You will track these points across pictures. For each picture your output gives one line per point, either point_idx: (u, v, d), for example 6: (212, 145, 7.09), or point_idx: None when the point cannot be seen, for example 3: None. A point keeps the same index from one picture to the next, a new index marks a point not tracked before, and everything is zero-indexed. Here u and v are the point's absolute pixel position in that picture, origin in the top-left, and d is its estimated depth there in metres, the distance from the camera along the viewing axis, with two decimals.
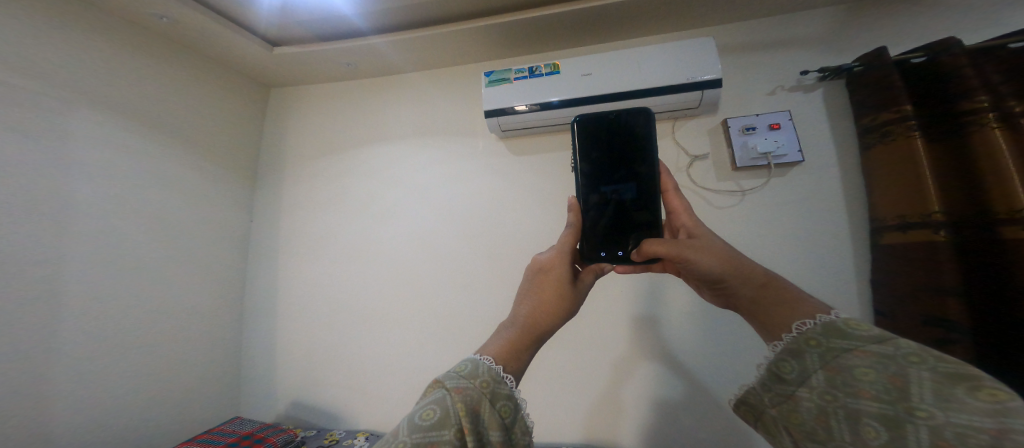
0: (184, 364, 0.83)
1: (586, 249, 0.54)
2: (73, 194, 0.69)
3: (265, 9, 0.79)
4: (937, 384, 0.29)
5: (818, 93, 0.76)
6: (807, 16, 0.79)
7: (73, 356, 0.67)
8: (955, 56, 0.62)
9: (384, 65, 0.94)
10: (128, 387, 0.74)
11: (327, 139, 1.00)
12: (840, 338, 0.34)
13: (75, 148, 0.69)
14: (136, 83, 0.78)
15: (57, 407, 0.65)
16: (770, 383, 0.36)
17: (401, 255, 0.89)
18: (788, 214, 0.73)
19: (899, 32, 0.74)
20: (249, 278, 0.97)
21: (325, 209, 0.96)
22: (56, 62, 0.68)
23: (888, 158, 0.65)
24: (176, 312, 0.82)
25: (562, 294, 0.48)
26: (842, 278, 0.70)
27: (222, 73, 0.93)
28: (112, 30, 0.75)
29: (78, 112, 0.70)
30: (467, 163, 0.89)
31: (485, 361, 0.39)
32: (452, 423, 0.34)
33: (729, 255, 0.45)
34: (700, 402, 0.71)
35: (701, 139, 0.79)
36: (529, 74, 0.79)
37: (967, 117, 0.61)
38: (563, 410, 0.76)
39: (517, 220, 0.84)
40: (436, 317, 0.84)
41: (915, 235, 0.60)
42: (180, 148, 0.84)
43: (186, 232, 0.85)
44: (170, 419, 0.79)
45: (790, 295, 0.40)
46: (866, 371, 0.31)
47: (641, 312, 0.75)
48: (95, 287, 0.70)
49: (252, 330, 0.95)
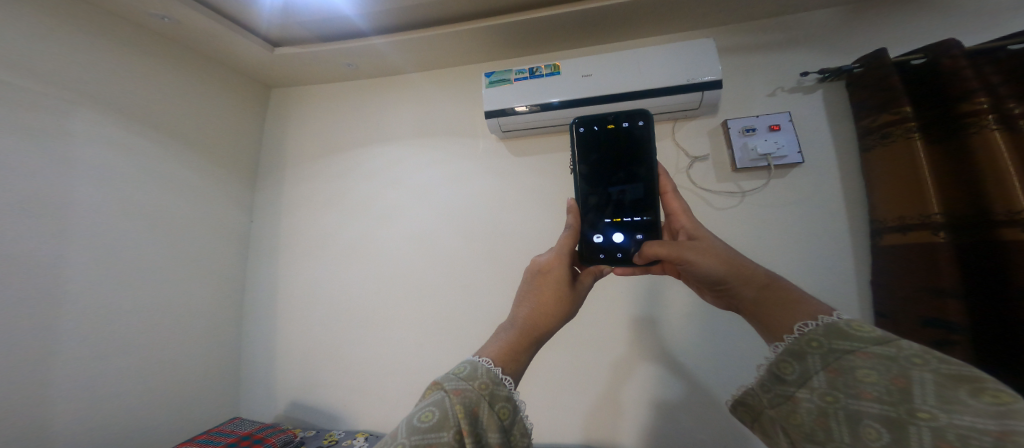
0: (185, 364, 0.83)
1: (586, 251, 0.54)
2: (74, 195, 0.69)
3: (267, 9, 0.79)
4: (939, 385, 0.29)
5: (817, 94, 0.76)
6: (806, 18, 0.79)
7: (74, 355, 0.68)
8: (954, 57, 0.62)
9: (384, 65, 0.95)
10: (128, 386, 0.74)
11: (328, 139, 1.00)
12: (841, 340, 0.34)
13: (76, 148, 0.69)
14: (137, 84, 0.78)
15: (57, 406, 0.65)
16: (770, 384, 0.36)
17: (401, 255, 0.89)
18: (788, 215, 0.74)
19: (899, 34, 0.74)
20: (250, 277, 0.98)
21: (326, 210, 0.96)
22: (57, 63, 0.68)
23: (888, 159, 0.65)
24: (176, 312, 0.82)
25: (562, 296, 0.48)
26: (841, 279, 0.70)
27: (222, 73, 0.94)
28: (113, 30, 0.76)
29: (80, 113, 0.70)
30: (467, 164, 0.90)
31: (484, 362, 0.40)
32: (451, 425, 0.35)
33: (729, 257, 0.45)
34: (699, 403, 0.72)
35: (701, 140, 0.79)
36: (530, 75, 0.79)
37: (967, 118, 0.61)
38: (562, 411, 0.76)
39: (517, 221, 0.84)
40: (436, 317, 0.85)
41: (915, 236, 0.61)
42: (181, 149, 0.85)
43: (187, 232, 0.85)
44: (170, 419, 0.80)
45: (792, 296, 0.40)
46: (868, 373, 0.31)
47: (640, 313, 0.75)
48: (95, 288, 0.71)
49: (252, 330, 0.96)
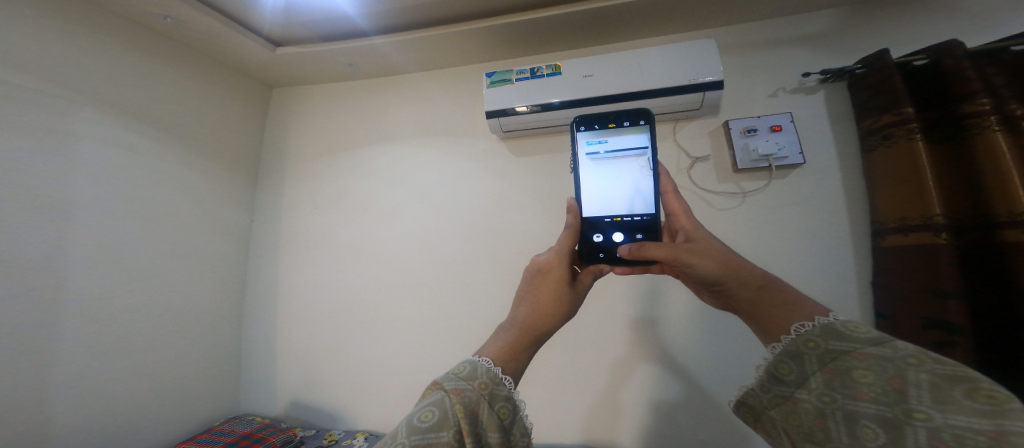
0: (185, 362, 0.83)
1: (585, 250, 0.54)
2: (75, 194, 0.69)
3: (270, 9, 0.79)
4: (934, 385, 0.29)
5: (818, 94, 0.76)
6: (808, 18, 0.79)
7: (75, 353, 0.68)
8: (955, 58, 0.62)
9: (385, 65, 0.95)
10: (129, 384, 0.75)
11: (330, 139, 1.00)
12: (837, 340, 0.34)
13: (78, 147, 0.70)
14: (138, 83, 0.79)
15: (58, 403, 0.66)
16: (769, 384, 0.36)
17: (401, 254, 0.89)
18: (789, 216, 0.74)
19: (901, 35, 0.74)
20: (250, 276, 0.98)
21: (326, 209, 0.96)
22: (58, 62, 0.69)
23: (890, 161, 0.65)
24: (177, 310, 0.83)
25: (561, 295, 0.48)
26: (842, 280, 0.70)
27: (224, 72, 0.94)
28: (114, 30, 0.76)
29: (82, 113, 0.71)
30: (468, 165, 0.90)
31: (484, 362, 0.40)
32: (451, 425, 0.35)
33: (727, 259, 0.45)
34: (699, 404, 0.72)
35: (701, 141, 0.79)
36: (530, 75, 0.79)
37: (969, 120, 0.61)
38: (562, 411, 0.77)
39: (517, 221, 0.84)
40: (436, 317, 0.85)
41: (915, 238, 0.61)
42: (182, 148, 0.85)
43: (188, 231, 0.86)
44: (170, 418, 0.80)
45: (788, 298, 0.40)
46: (864, 373, 0.32)
47: (640, 313, 0.75)
48: (96, 287, 0.71)
49: (253, 329, 0.96)
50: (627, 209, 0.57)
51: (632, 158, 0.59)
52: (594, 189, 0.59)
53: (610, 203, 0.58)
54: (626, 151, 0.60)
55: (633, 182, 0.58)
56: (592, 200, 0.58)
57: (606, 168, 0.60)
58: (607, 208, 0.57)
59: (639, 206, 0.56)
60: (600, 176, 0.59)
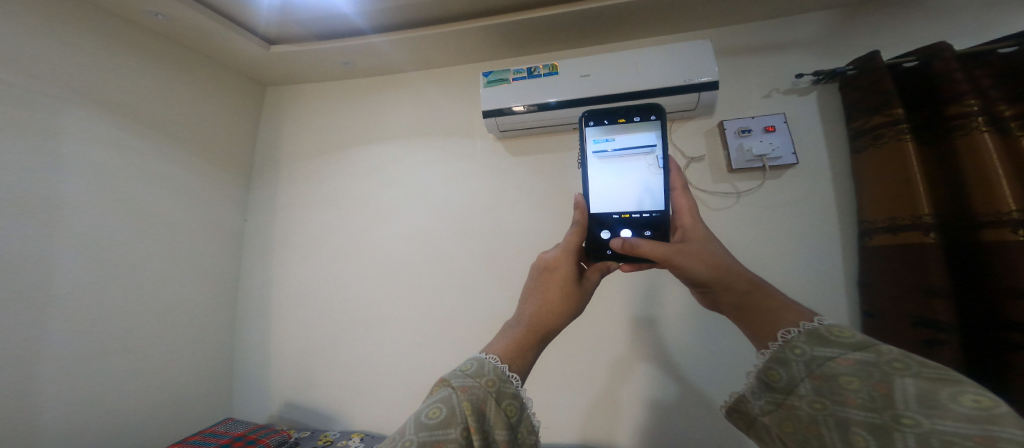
0: (177, 364, 0.82)
1: (592, 247, 0.54)
2: (64, 194, 0.68)
3: (265, 8, 0.79)
4: (920, 390, 0.30)
5: (812, 96, 0.77)
6: (803, 20, 0.80)
7: (62, 355, 0.67)
8: (944, 60, 0.64)
9: (384, 64, 0.94)
10: (119, 386, 0.73)
11: (326, 138, 0.99)
12: (821, 346, 0.35)
13: (66, 145, 0.69)
14: (130, 80, 0.78)
15: (49, 404, 0.65)
16: (760, 391, 0.37)
17: (398, 253, 0.89)
18: (781, 216, 0.75)
19: (894, 36, 0.75)
20: (243, 276, 0.97)
21: (323, 208, 0.96)
22: (48, 59, 0.67)
23: (880, 162, 0.66)
24: (168, 311, 0.81)
25: (568, 292, 0.48)
26: (832, 279, 0.71)
27: (218, 70, 0.93)
28: (105, 26, 0.75)
29: (69, 110, 0.69)
30: (466, 164, 0.89)
31: (491, 360, 0.40)
32: (459, 422, 0.35)
33: (721, 262, 0.46)
34: (694, 402, 0.72)
35: (696, 141, 0.80)
36: (529, 74, 0.79)
37: (955, 121, 0.62)
38: (559, 410, 0.77)
39: (516, 219, 0.84)
40: (434, 318, 0.85)
41: (905, 236, 0.62)
42: (175, 148, 0.84)
43: (182, 231, 0.85)
44: (161, 419, 0.79)
45: (774, 302, 0.41)
46: (850, 379, 0.32)
47: (638, 313, 0.76)
48: (85, 288, 0.70)
49: (246, 330, 0.95)
50: (636, 206, 0.57)
51: (641, 155, 0.59)
52: (600, 186, 0.59)
53: (616, 199, 0.58)
54: (634, 149, 0.60)
55: (641, 179, 0.58)
56: (598, 195, 0.58)
57: (613, 165, 0.60)
58: (614, 204, 0.58)
59: (648, 204, 0.57)
60: (606, 172, 0.59)
